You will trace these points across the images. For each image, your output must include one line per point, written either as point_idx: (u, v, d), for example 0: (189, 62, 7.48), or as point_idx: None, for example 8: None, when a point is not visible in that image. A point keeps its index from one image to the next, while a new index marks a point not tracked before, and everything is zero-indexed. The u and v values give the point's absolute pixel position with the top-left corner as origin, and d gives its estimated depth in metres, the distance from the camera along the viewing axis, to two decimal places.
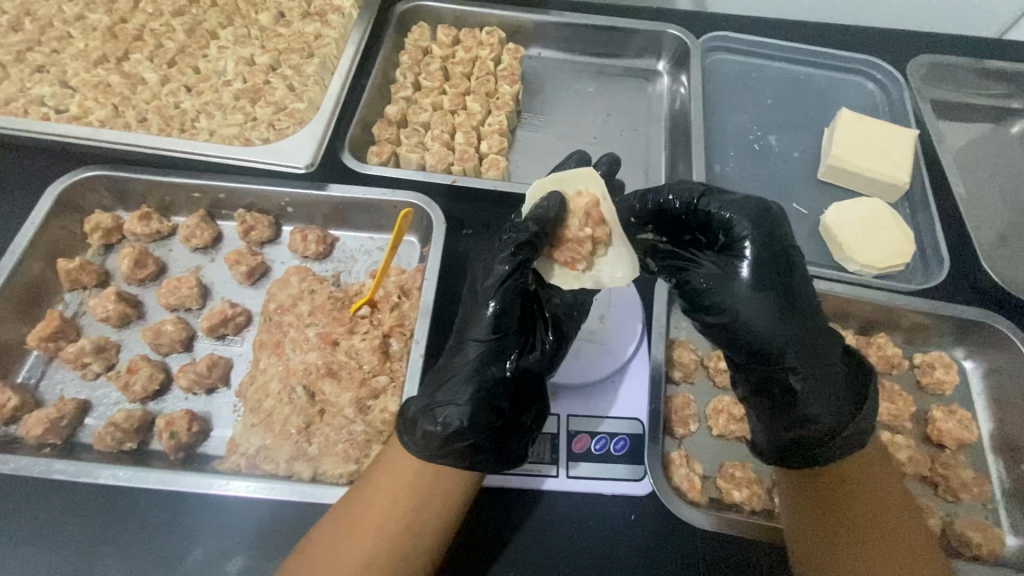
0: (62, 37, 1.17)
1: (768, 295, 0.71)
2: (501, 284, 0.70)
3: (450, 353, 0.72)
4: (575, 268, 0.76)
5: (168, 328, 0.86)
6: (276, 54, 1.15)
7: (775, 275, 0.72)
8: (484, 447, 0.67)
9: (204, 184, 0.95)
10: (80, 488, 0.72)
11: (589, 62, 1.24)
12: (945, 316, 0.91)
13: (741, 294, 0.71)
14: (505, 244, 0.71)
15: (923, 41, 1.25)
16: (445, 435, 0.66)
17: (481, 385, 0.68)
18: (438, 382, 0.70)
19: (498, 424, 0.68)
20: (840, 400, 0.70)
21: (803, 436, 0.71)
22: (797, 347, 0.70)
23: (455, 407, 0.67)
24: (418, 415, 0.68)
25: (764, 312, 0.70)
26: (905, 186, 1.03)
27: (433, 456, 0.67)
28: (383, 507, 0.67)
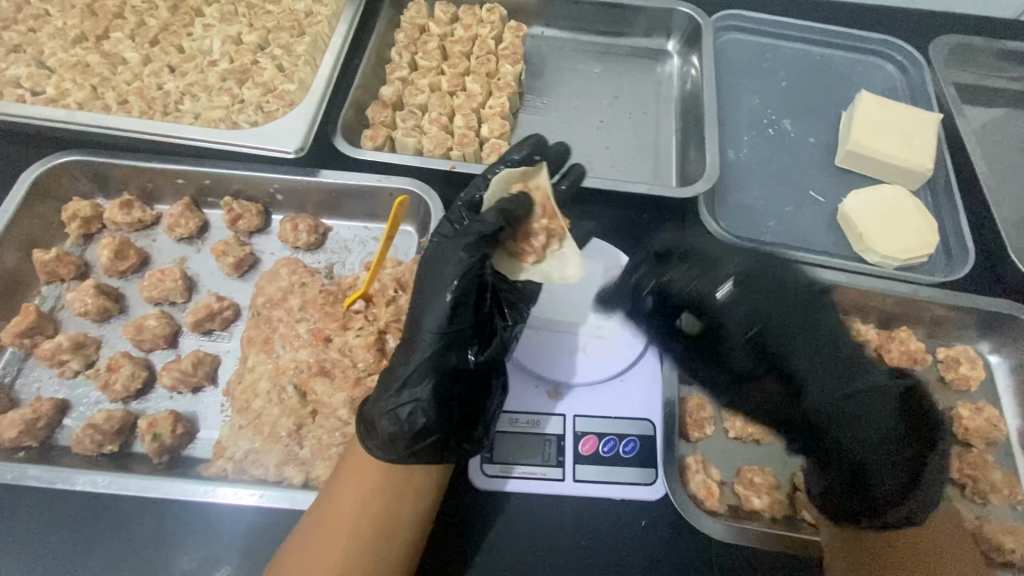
0: (38, 14, 1.11)
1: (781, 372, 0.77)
2: (462, 275, 0.64)
3: (404, 346, 0.67)
4: (526, 262, 0.73)
5: (151, 324, 0.81)
6: (265, 32, 1.09)
7: (781, 330, 0.79)
8: (451, 442, 0.65)
9: (188, 170, 0.89)
10: (57, 495, 0.68)
11: (594, 41, 1.18)
12: (973, 309, 0.86)
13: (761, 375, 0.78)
14: (465, 233, 0.65)
15: (946, 20, 1.19)
16: (410, 434, 0.63)
17: (442, 379, 0.64)
18: (395, 377, 0.65)
19: (461, 416, 0.65)
20: (891, 457, 0.71)
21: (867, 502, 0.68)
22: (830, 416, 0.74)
23: (418, 404, 0.63)
24: (380, 415, 0.64)
25: (781, 389, 0.77)
26: (927, 173, 0.98)
27: (399, 457, 0.64)
28: (354, 509, 0.63)
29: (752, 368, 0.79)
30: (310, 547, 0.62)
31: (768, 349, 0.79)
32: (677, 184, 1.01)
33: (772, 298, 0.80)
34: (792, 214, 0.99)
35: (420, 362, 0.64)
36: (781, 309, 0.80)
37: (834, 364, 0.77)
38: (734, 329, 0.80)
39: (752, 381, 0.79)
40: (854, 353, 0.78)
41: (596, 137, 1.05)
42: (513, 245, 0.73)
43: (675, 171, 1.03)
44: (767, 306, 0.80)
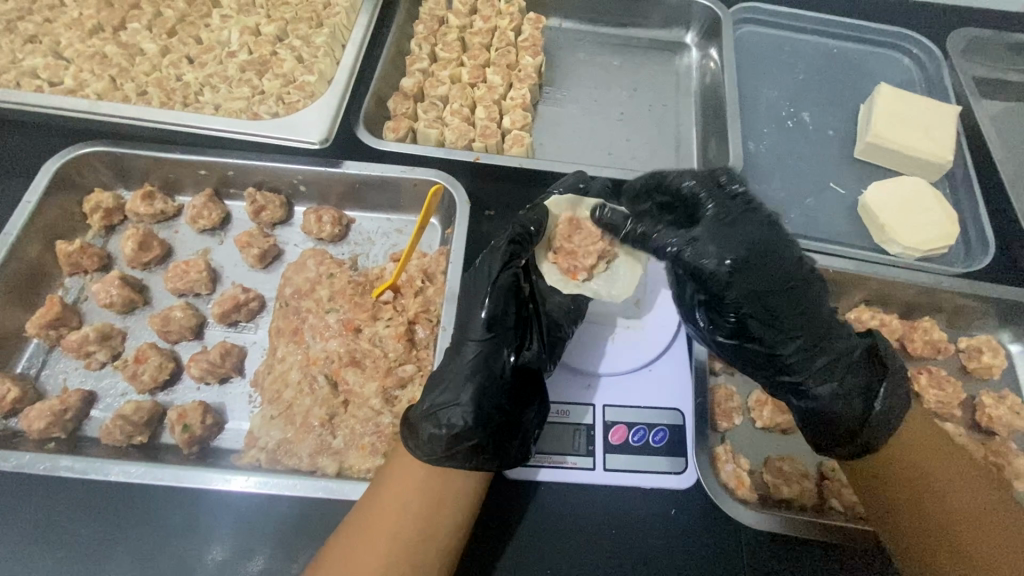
0: (53, 5, 1.10)
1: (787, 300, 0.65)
2: (495, 280, 0.70)
3: (449, 358, 0.70)
4: (576, 279, 0.81)
5: (177, 315, 0.81)
6: (283, 23, 1.08)
7: (769, 313, 0.65)
8: (489, 445, 0.65)
9: (211, 161, 0.89)
10: (90, 485, 0.68)
11: (613, 34, 1.18)
12: (995, 300, 0.86)
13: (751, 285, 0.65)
14: (496, 242, 0.73)
15: (962, 13, 1.19)
16: (449, 436, 0.64)
17: (480, 383, 0.67)
18: (437, 384, 0.68)
19: (501, 420, 0.66)
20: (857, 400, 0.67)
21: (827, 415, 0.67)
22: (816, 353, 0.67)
23: (458, 408, 0.65)
24: (421, 418, 0.66)
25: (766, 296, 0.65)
26: (948, 164, 0.98)
27: (439, 459, 0.65)
28: (399, 512, 0.63)
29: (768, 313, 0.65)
30: (354, 550, 0.61)
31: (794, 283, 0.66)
32: None
33: (753, 278, 0.65)
34: (814, 206, 0.99)
35: (460, 368, 0.68)
36: (755, 295, 0.65)
37: (808, 331, 0.67)
38: (783, 324, 0.66)
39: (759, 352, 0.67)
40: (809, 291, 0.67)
41: (618, 129, 1.05)
42: (564, 263, 0.82)
43: (696, 163, 1.02)
44: (765, 298, 0.65)
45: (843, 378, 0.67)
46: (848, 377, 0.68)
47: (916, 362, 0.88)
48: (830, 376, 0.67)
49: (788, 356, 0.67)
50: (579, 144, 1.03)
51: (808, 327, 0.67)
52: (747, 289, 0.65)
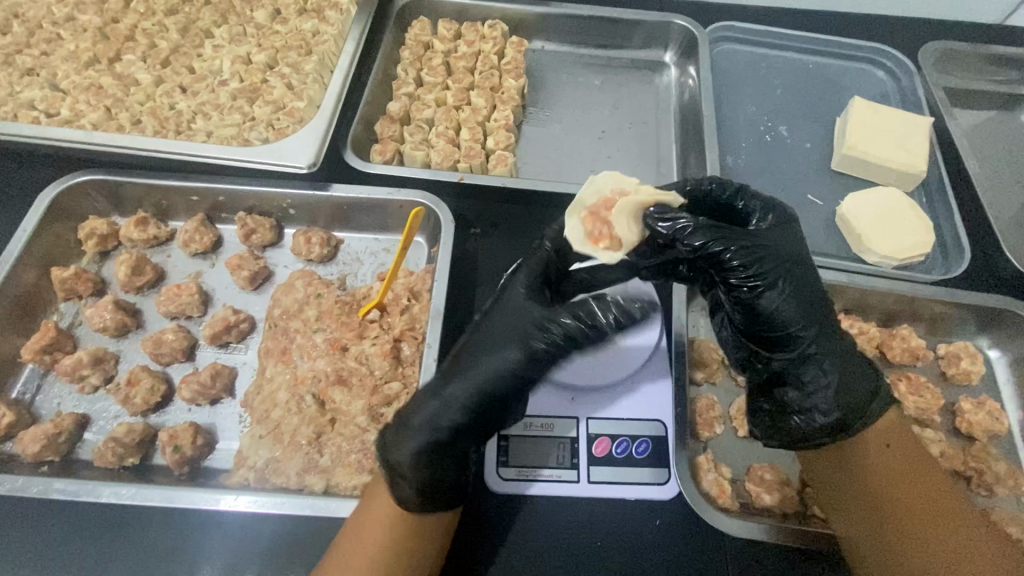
0: (50, 38, 1.13)
1: (801, 298, 0.66)
2: (538, 348, 0.66)
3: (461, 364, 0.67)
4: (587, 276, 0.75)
5: (169, 338, 0.83)
6: (273, 51, 1.12)
7: (797, 278, 0.66)
8: (461, 482, 0.65)
9: (203, 187, 0.91)
10: (81, 507, 0.69)
11: (594, 54, 1.21)
12: (971, 306, 0.88)
13: (780, 286, 0.64)
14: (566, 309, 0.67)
15: (933, 27, 1.23)
16: (421, 469, 0.63)
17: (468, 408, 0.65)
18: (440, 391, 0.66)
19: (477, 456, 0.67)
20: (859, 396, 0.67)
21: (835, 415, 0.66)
22: (832, 351, 0.67)
23: (433, 438, 0.64)
24: (415, 427, 0.65)
25: (793, 298, 0.65)
26: (922, 174, 1.01)
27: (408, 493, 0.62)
28: (384, 525, 0.64)
29: (792, 313, 0.65)
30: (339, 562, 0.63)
31: (810, 279, 0.68)
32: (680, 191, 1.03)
33: (791, 240, 0.68)
34: None
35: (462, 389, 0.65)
36: (790, 256, 0.66)
37: (819, 327, 0.67)
38: (806, 291, 0.66)
39: (790, 313, 0.65)
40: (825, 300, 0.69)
41: (599, 146, 1.08)
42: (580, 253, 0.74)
43: (677, 177, 1.05)
44: (800, 263, 0.67)
45: (848, 365, 0.67)
46: (859, 369, 0.68)
47: (895, 369, 0.89)
48: (842, 356, 0.67)
49: (811, 327, 0.65)
50: (562, 161, 1.06)
51: (831, 317, 0.69)
52: (788, 244, 0.67)
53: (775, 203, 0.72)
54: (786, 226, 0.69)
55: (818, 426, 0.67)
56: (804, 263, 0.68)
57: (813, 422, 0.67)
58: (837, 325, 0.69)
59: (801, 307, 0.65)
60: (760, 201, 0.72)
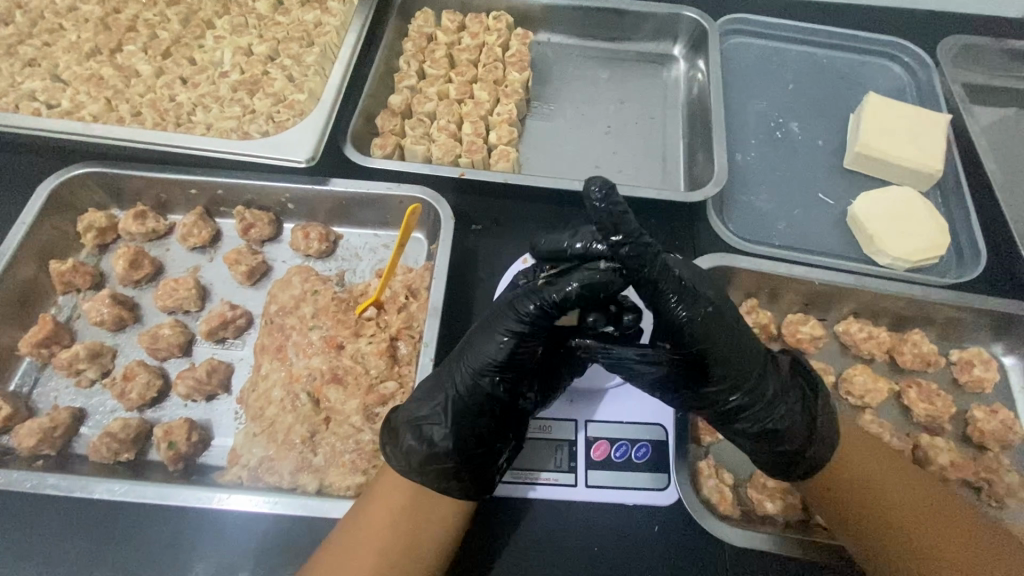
0: (52, 29, 1.12)
1: (723, 372, 0.64)
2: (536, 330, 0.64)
3: (444, 369, 0.68)
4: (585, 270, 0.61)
5: (165, 333, 0.82)
6: (274, 43, 1.10)
7: (721, 356, 0.64)
8: (488, 467, 0.65)
9: (201, 181, 0.90)
10: (75, 503, 0.69)
11: (600, 47, 1.18)
12: (987, 311, 0.85)
13: (701, 359, 0.64)
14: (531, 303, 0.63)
15: (953, 20, 1.19)
16: (427, 452, 0.64)
17: (449, 403, 0.66)
18: (428, 393, 0.67)
19: (471, 451, 0.65)
20: (814, 445, 0.67)
21: (788, 453, 0.67)
22: (764, 408, 0.66)
23: (439, 426, 0.65)
24: (402, 427, 0.66)
25: (726, 369, 0.64)
26: (938, 174, 0.97)
27: (410, 473, 0.64)
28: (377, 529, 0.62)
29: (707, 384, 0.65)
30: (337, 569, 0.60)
31: (743, 356, 0.65)
32: (685, 189, 1.01)
33: (714, 321, 0.63)
34: (801, 218, 0.99)
35: (456, 393, 0.66)
36: (709, 332, 0.63)
37: (748, 384, 0.65)
38: (735, 354, 0.64)
39: (709, 384, 0.65)
40: (756, 363, 0.66)
41: (604, 142, 1.05)
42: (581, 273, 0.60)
43: (682, 174, 1.03)
44: (722, 335, 0.64)
45: (795, 402, 0.68)
46: (792, 396, 0.68)
47: (905, 375, 0.86)
48: (783, 397, 0.67)
49: (738, 392, 0.65)
50: (566, 157, 1.04)
51: (761, 377, 0.66)
52: (703, 334, 0.63)
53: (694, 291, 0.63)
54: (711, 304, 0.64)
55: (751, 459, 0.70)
56: (735, 340, 0.64)
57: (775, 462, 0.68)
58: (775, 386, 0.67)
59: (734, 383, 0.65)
60: (676, 280, 0.62)
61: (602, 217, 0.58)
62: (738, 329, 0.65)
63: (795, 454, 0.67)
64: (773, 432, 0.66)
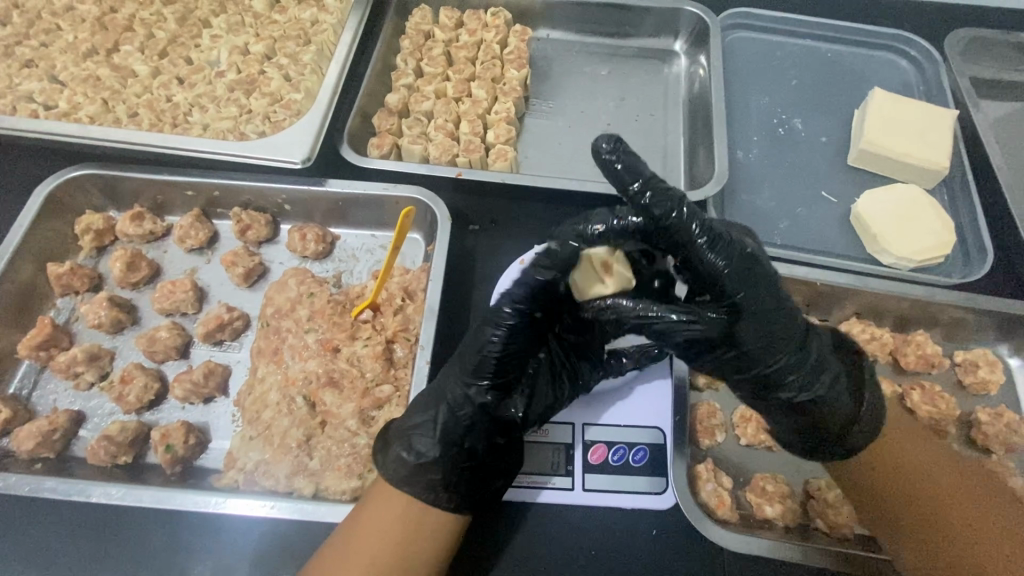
0: (49, 29, 1.12)
1: (766, 329, 0.63)
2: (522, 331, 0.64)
3: (440, 381, 0.69)
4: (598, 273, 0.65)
5: (162, 335, 0.82)
6: (271, 42, 1.09)
7: (759, 310, 0.62)
8: (479, 475, 0.65)
9: (198, 183, 0.90)
10: (73, 506, 0.69)
11: (600, 42, 1.17)
12: (993, 312, 0.83)
13: (744, 314, 0.62)
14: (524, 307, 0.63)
15: (961, 12, 1.16)
16: (416, 464, 0.64)
17: (442, 413, 0.66)
18: (424, 404, 0.67)
19: (465, 463, 0.65)
20: (858, 416, 0.66)
21: (829, 424, 0.66)
22: (801, 372, 0.65)
23: (427, 436, 0.65)
24: (394, 439, 0.66)
25: (765, 324, 0.63)
26: (943, 170, 0.96)
27: (398, 484, 0.64)
28: (378, 531, 0.62)
29: (750, 343, 0.63)
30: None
31: (781, 313, 0.64)
32: (686, 188, 0.99)
33: (746, 274, 0.62)
34: (804, 216, 0.97)
35: (450, 403, 0.66)
36: (749, 283, 0.62)
37: (789, 343, 0.64)
38: (775, 315, 0.63)
39: (752, 344, 0.63)
40: (795, 323, 0.65)
41: None
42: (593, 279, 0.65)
43: (683, 172, 1.01)
44: (763, 292, 0.63)
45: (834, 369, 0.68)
46: (834, 361, 0.68)
47: (908, 377, 0.85)
48: (825, 360, 0.67)
49: (777, 352, 0.64)
50: (565, 155, 1.02)
51: (799, 337, 0.65)
52: (743, 283, 0.62)
53: (726, 238, 0.62)
54: (742, 261, 0.62)
55: (798, 433, 0.68)
56: (774, 298, 0.63)
57: (811, 433, 0.67)
58: (815, 348, 0.66)
59: (773, 341, 0.64)
60: (706, 225, 0.61)
61: (625, 166, 0.63)
62: (777, 288, 0.64)
63: (834, 426, 0.66)
64: (815, 396, 0.65)
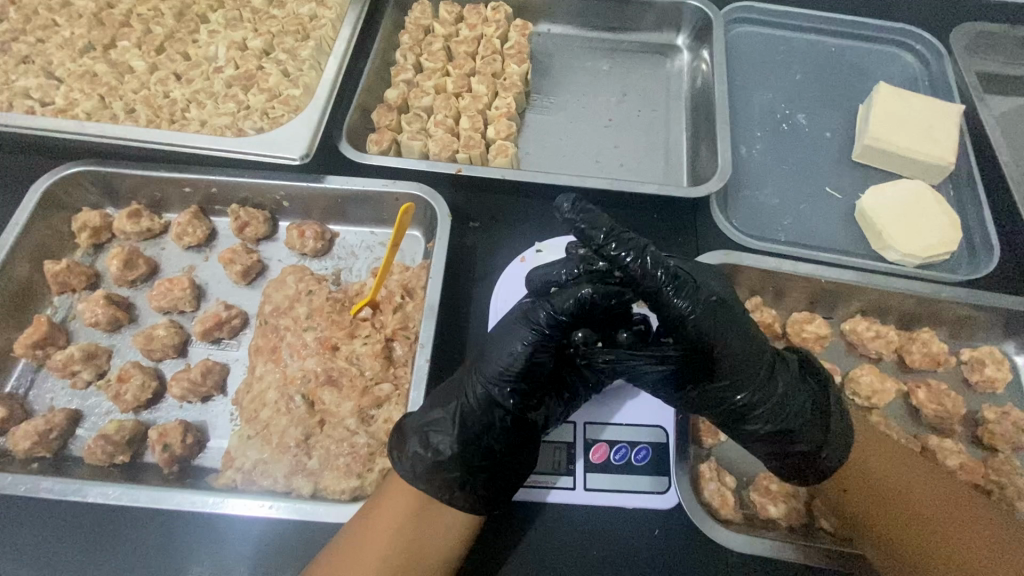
0: (45, 25, 1.11)
1: (734, 367, 0.62)
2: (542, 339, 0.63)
3: (456, 380, 0.68)
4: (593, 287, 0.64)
5: (160, 334, 0.82)
6: (269, 37, 1.08)
7: (727, 351, 0.61)
8: (495, 479, 0.64)
9: (196, 179, 0.89)
10: (70, 506, 0.68)
11: (601, 37, 1.15)
12: (1000, 310, 0.82)
13: (715, 356, 0.61)
14: (541, 316, 0.62)
15: (967, 6, 1.15)
16: (433, 461, 0.63)
17: (459, 410, 0.65)
18: (441, 400, 0.67)
19: (480, 465, 0.63)
20: (833, 444, 0.65)
21: (806, 458, 0.65)
22: (774, 406, 0.64)
23: (445, 433, 0.64)
24: (410, 432, 0.65)
25: (735, 363, 0.62)
26: (949, 166, 0.95)
27: (416, 481, 0.63)
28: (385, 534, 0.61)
29: (718, 382, 0.63)
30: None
31: (751, 347, 0.63)
32: (688, 184, 0.98)
33: (717, 314, 0.61)
34: (808, 213, 0.96)
35: (465, 403, 0.65)
36: (720, 323, 0.61)
37: (760, 380, 0.63)
38: (745, 354, 0.62)
39: (723, 383, 0.63)
40: (763, 356, 0.64)
41: (606, 136, 1.03)
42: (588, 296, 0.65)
43: (686, 169, 1.00)
44: (731, 331, 0.61)
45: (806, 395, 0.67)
46: (805, 389, 0.67)
47: (913, 375, 0.84)
48: (794, 395, 0.65)
49: (749, 389, 0.63)
50: (566, 151, 1.01)
51: (768, 369, 0.64)
52: (710, 329, 0.60)
53: (691, 281, 0.60)
54: (709, 305, 0.61)
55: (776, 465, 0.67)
56: (741, 334, 0.62)
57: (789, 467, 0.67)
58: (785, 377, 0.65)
59: (744, 380, 0.63)
60: (672, 272, 0.59)
61: (586, 220, 0.61)
62: (743, 322, 0.63)
63: (807, 460, 0.66)
64: (787, 431, 0.65)
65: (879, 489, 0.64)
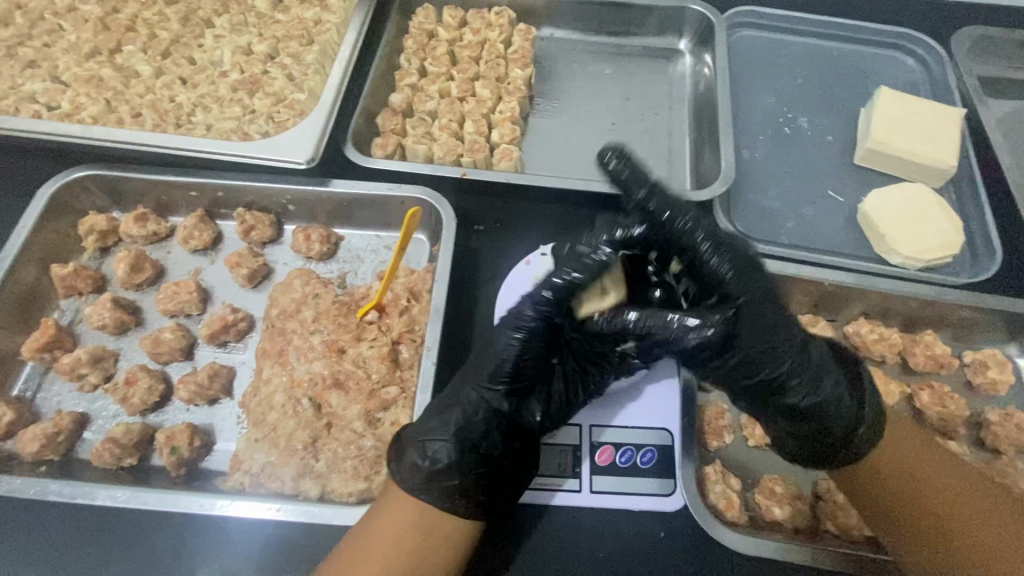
0: (52, 29, 1.12)
1: (767, 334, 0.63)
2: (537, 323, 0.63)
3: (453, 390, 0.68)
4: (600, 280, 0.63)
5: (167, 336, 0.82)
6: (274, 42, 1.09)
7: (758, 316, 0.63)
8: (491, 487, 0.63)
9: (202, 183, 0.90)
10: (78, 509, 0.68)
11: (604, 41, 1.16)
12: (1003, 312, 0.83)
13: (745, 321, 0.63)
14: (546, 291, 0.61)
15: (966, 10, 1.16)
16: (431, 471, 0.63)
17: (456, 421, 0.65)
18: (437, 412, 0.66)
19: (481, 472, 0.63)
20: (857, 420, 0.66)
21: (834, 432, 0.65)
22: (803, 376, 0.65)
23: (444, 443, 0.64)
24: (408, 445, 0.65)
25: (766, 331, 0.63)
26: (951, 169, 0.95)
27: (416, 492, 0.63)
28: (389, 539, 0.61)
29: (750, 349, 0.64)
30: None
31: (783, 317, 0.64)
32: (692, 187, 0.99)
33: (750, 277, 0.63)
34: (811, 216, 0.97)
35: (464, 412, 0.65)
36: (754, 285, 0.63)
37: (793, 350, 0.64)
38: (778, 321, 0.64)
39: (754, 350, 0.64)
40: (796, 328, 0.66)
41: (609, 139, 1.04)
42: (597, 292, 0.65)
43: (689, 172, 1.01)
44: (765, 298, 0.64)
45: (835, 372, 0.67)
46: (834, 367, 0.68)
47: (917, 377, 0.85)
48: (825, 368, 0.67)
49: (779, 358, 0.64)
50: (569, 154, 1.02)
51: (801, 342, 0.65)
52: (744, 288, 0.62)
53: (730, 242, 0.64)
54: (744, 267, 0.63)
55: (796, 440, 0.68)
56: (775, 304, 0.64)
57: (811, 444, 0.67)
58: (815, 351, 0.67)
59: (775, 347, 0.64)
60: (710, 233, 0.63)
61: (629, 175, 0.66)
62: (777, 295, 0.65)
63: (837, 435, 0.66)
64: (817, 404, 0.65)
65: (908, 485, 0.65)
